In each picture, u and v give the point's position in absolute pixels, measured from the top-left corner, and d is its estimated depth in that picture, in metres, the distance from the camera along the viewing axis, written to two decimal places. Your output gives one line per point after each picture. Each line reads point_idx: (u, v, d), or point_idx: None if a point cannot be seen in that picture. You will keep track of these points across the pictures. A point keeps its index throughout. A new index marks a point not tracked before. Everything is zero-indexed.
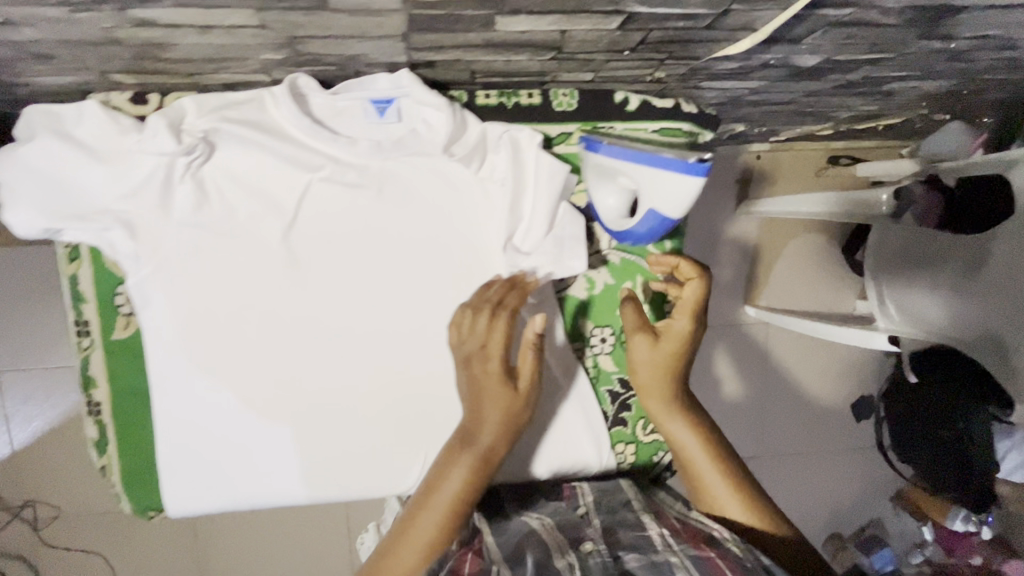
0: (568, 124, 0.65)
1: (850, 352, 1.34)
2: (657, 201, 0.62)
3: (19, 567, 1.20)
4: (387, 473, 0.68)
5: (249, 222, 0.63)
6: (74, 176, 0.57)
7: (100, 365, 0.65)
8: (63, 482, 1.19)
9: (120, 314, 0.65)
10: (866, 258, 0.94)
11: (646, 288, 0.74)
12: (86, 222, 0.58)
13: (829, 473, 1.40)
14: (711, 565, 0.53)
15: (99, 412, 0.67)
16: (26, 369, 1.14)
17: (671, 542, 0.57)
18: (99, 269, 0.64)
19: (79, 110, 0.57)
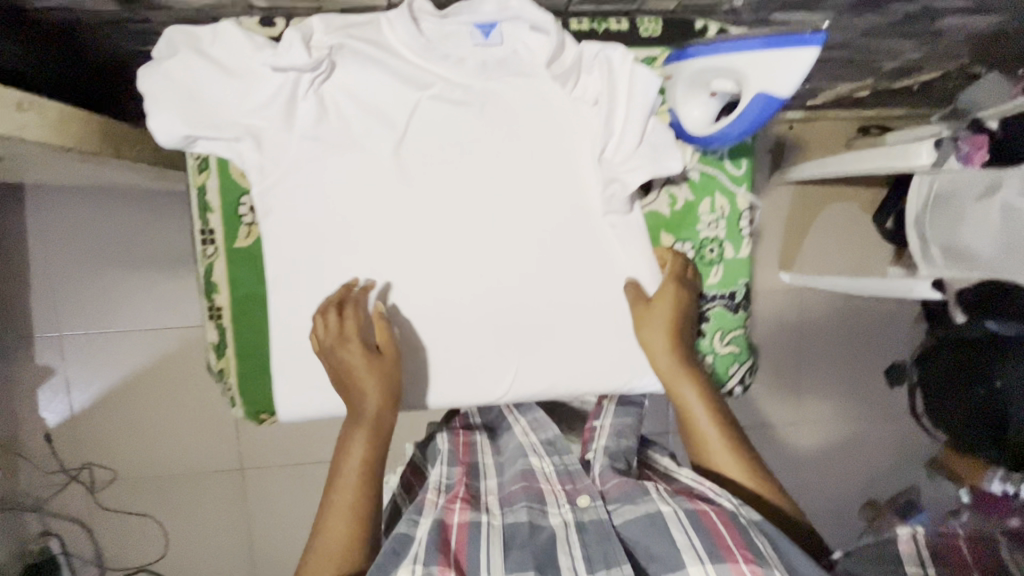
0: (652, 48, 0.71)
1: (880, 316, 1.40)
2: (765, 82, 0.62)
3: (73, 529, 1.22)
4: (480, 374, 0.74)
5: (365, 136, 0.70)
6: (208, 90, 0.65)
7: (222, 271, 0.72)
8: (119, 445, 1.22)
9: (242, 223, 0.71)
10: (913, 206, 0.95)
11: (724, 204, 0.78)
12: (221, 130, 0.66)
13: (862, 439, 1.43)
14: (704, 518, 0.59)
15: (219, 318, 0.73)
16: (88, 333, 1.18)
17: (668, 495, 0.64)
18: (226, 182, 0.70)
19: (214, 31, 0.64)
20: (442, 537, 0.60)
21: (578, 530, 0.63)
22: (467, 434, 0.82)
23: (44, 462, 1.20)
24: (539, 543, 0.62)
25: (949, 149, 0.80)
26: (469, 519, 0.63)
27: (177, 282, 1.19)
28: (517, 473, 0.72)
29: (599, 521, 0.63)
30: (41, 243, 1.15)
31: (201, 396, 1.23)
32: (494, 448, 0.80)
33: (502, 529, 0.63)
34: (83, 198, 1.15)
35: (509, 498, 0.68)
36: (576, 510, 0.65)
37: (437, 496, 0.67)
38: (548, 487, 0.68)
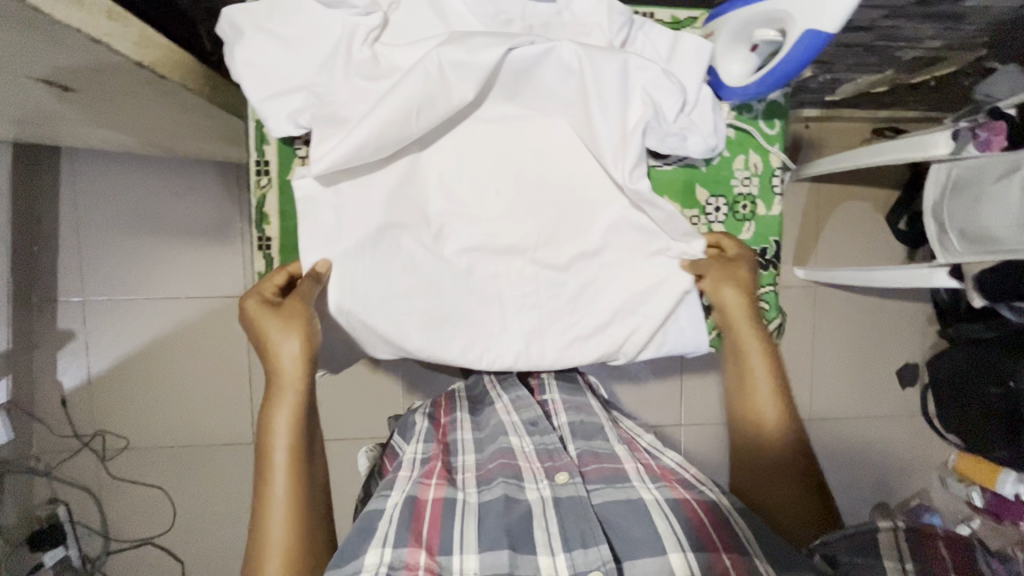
0: (693, 11, 0.78)
1: (894, 316, 1.41)
2: (808, 22, 0.62)
3: (81, 495, 1.21)
4: (522, 345, 0.77)
5: (430, 112, 0.67)
6: (275, 64, 0.65)
7: (275, 203, 0.77)
8: (132, 412, 1.22)
9: (296, 157, 0.75)
10: (929, 192, 0.98)
11: (757, 163, 0.83)
12: (290, 97, 0.66)
13: (874, 441, 1.44)
14: (682, 505, 0.63)
15: (268, 248, 0.78)
16: (112, 299, 1.20)
17: (648, 480, 0.67)
18: None
19: (270, 6, 0.65)
20: (417, 509, 0.61)
21: (555, 505, 0.63)
22: (448, 415, 0.81)
23: (58, 426, 1.20)
24: (512, 518, 0.62)
25: (967, 138, 0.83)
26: (444, 495, 0.63)
27: (204, 252, 1.21)
28: (495, 451, 0.71)
29: (577, 497, 0.64)
30: (74, 206, 1.17)
31: (219, 368, 1.23)
32: (475, 425, 0.79)
33: (477, 505, 0.64)
34: (117, 163, 1.17)
35: (486, 475, 0.68)
36: (554, 486, 0.66)
37: (410, 472, 0.66)
38: (526, 465, 0.69)
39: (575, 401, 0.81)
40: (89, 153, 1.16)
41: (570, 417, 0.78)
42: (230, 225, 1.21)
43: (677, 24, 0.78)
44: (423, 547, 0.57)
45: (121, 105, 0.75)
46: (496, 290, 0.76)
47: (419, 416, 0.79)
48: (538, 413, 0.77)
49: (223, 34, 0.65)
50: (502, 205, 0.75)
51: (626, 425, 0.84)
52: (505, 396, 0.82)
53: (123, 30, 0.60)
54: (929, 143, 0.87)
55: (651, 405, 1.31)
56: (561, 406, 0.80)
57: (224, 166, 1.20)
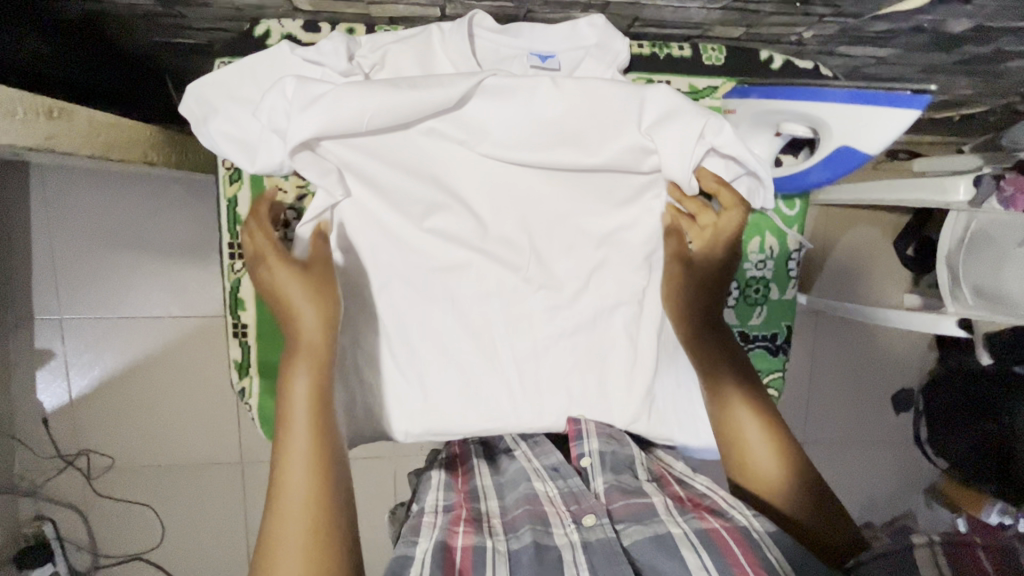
0: (715, 79, 0.72)
1: (894, 343, 1.40)
2: (848, 141, 0.63)
3: (68, 513, 1.20)
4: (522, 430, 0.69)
5: (416, 156, 0.62)
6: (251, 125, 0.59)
7: (250, 286, 0.72)
8: (116, 434, 1.19)
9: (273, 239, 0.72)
10: (945, 237, 0.92)
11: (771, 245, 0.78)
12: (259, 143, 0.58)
13: (867, 463, 1.44)
14: (716, 537, 0.48)
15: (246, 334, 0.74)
16: (90, 319, 1.15)
17: (676, 512, 0.53)
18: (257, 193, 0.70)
19: (241, 72, 0.60)
20: (446, 560, 0.48)
21: (585, 551, 0.49)
22: (465, 464, 0.70)
23: (41, 447, 1.17)
24: (548, 574, 0.47)
25: (992, 189, 0.83)
26: (474, 542, 0.51)
27: (184, 275, 1.15)
28: (519, 497, 0.59)
29: (608, 540, 0.50)
30: (44, 223, 1.11)
31: (205, 388, 1.20)
32: (493, 471, 0.68)
33: (505, 559, 0.49)
34: (88, 179, 1.11)
35: (510, 521, 0.54)
36: (582, 529, 0.52)
37: (434, 518, 0.54)
38: (552, 508, 0.56)
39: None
40: (59, 167, 1.10)
41: (602, 443, 0.62)
42: (212, 246, 1.15)
43: (695, 93, 0.71)
44: None
45: None
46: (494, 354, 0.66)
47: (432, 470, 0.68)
48: (560, 459, 0.65)
49: (189, 110, 0.60)
50: (487, 223, 0.64)
51: (665, 455, 0.69)
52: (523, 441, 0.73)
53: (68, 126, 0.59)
54: (950, 188, 0.86)
55: None
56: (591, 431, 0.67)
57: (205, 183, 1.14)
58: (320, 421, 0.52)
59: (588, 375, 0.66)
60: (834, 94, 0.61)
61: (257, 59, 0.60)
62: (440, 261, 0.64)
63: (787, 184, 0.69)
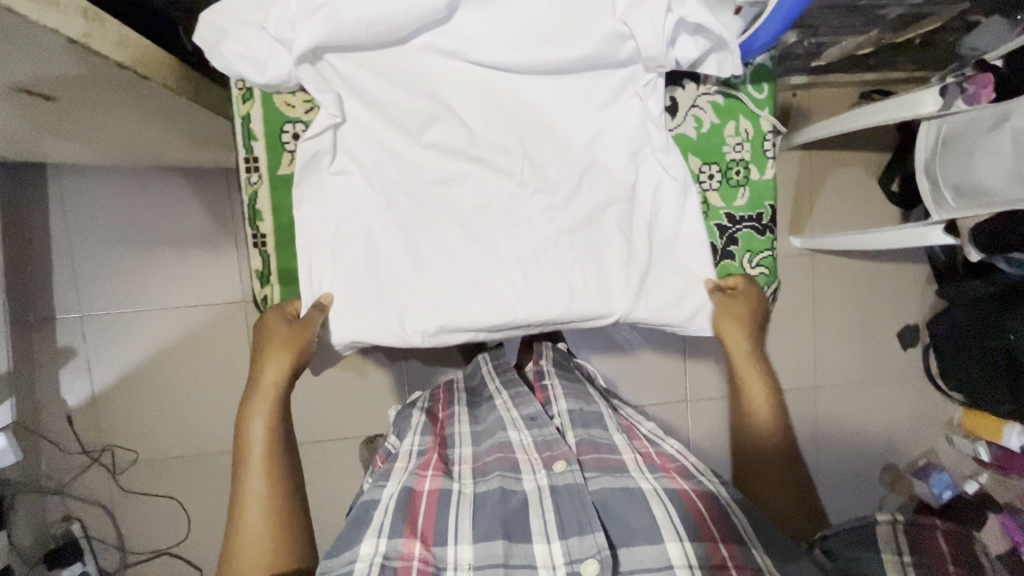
0: None
1: (893, 281, 1.42)
2: None
3: (95, 511, 1.22)
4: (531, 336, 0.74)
5: (412, 71, 0.67)
6: (262, 43, 0.63)
7: (267, 197, 0.75)
8: (137, 425, 1.22)
9: (285, 151, 0.74)
10: (925, 140, 0.96)
11: (750, 129, 0.80)
12: (269, 52, 0.63)
13: (882, 405, 1.44)
14: (683, 497, 0.63)
15: (262, 245, 0.77)
16: (109, 313, 1.19)
17: (646, 471, 0.68)
18: (268, 109, 0.73)
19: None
20: (411, 499, 0.63)
21: (552, 492, 0.64)
22: (447, 410, 0.84)
23: (66, 445, 1.20)
24: (508, 508, 0.63)
25: (955, 92, 0.83)
26: (440, 485, 0.65)
27: (198, 261, 1.20)
28: (494, 444, 0.73)
29: (575, 485, 0.64)
30: (64, 223, 1.16)
31: (221, 373, 1.23)
32: (472, 418, 0.82)
33: (472, 495, 0.65)
34: (103, 177, 1.17)
35: (483, 467, 0.70)
36: (552, 474, 0.66)
37: (407, 463, 0.69)
38: (524, 455, 0.70)
39: (572, 392, 0.83)
40: (74, 169, 1.16)
41: (570, 404, 0.79)
42: (222, 232, 1.20)
43: None
44: (418, 538, 0.60)
45: (101, 114, 0.74)
46: (498, 255, 0.72)
47: (416, 411, 0.83)
48: (538, 409, 0.78)
49: (201, 39, 0.63)
50: (477, 132, 0.70)
51: (625, 412, 0.85)
52: (505, 391, 0.84)
53: (101, 33, 0.58)
54: (919, 101, 0.85)
55: (656, 382, 1.30)
56: (560, 395, 0.81)
57: (211, 172, 1.19)
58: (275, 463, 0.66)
59: (588, 263, 0.73)
60: None
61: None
62: (441, 172, 0.71)
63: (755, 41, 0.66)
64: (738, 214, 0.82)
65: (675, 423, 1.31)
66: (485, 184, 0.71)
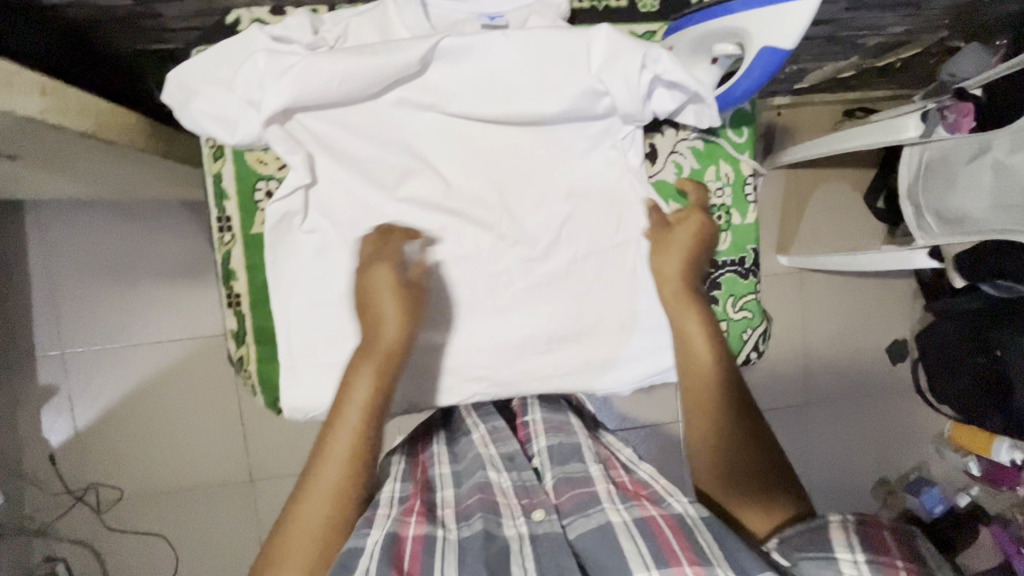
0: (651, 24, 0.74)
1: (880, 296, 1.43)
2: (769, 39, 0.61)
3: (80, 550, 1.19)
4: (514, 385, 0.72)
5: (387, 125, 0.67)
6: (226, 101, 0.63)
7: (240, 258, 0.72)
8: (124, 460, 1.20)
9: (257, 208, 0.72)
10: (905, 169, 0.96)
11: (728, 172, 0.79)
12: (229, 109, 0.63)
13: (873, 419, 1.45)
14: (652, 525, 0.54)
15: (237, 304, 0.74)
16: (90, 349, 1.17)
17: (617, 500, 0.59)
18: (241, 167, 0.71)
19: (214, 57, 0.64)
20: (395, 547, 0.52)
21: (533, 542, 0.55)
22: (426, 452, 0.79)
23: (49, 484, 1.17)
24: (492, 552, 0.54)
25: (937, 118, 0.83)
26: (426, 531, 0.55)
27: (181, 296, 1.18)
28: (475, 486, 0.65)
29: (554, 534, 0.56)
30: (42, 259, 1.14)
31: (207, 406, 1.21)
32: (452, 457, 0.77)
33: (457, 543, 0.55)
34: (81, 212, 1.15)
35: (465, 511, 0.61)
36: (531, 522, 0.58)
37: (388, 509, 0.57)
38: (504, 499, 0.62)
39: (554, 424, 0.76)
40: (51, 204, 1.14)
41: (548, 440, 0.72)
42: (205, 264, 1.18)
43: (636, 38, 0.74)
44: None
45: (68, 161, 0.72)
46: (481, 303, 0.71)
47: (396, 456, 0.78)
48: (516, 448, 0.74)
49: (170, 95, 0.65)
50: (455, 186, 0.70)
51: (606, 441, 0.80)
52: (483, 427, 0.81)
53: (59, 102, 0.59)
54: (901, 126, 0.85)
55: (648, 403, 1.30)
56: (539, 432, 0.75)
57: (190, 205, 1.17)
58: (360, 445, 0.57)
59: (574, 317, 0.73)
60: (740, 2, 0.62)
61: (231, 43, 0.63)
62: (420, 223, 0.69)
63: (727, 101, 0.68)
64: (719, 259, 0.79)
65: (666, 444, 1.31)
66: (461, 235, 0.70)
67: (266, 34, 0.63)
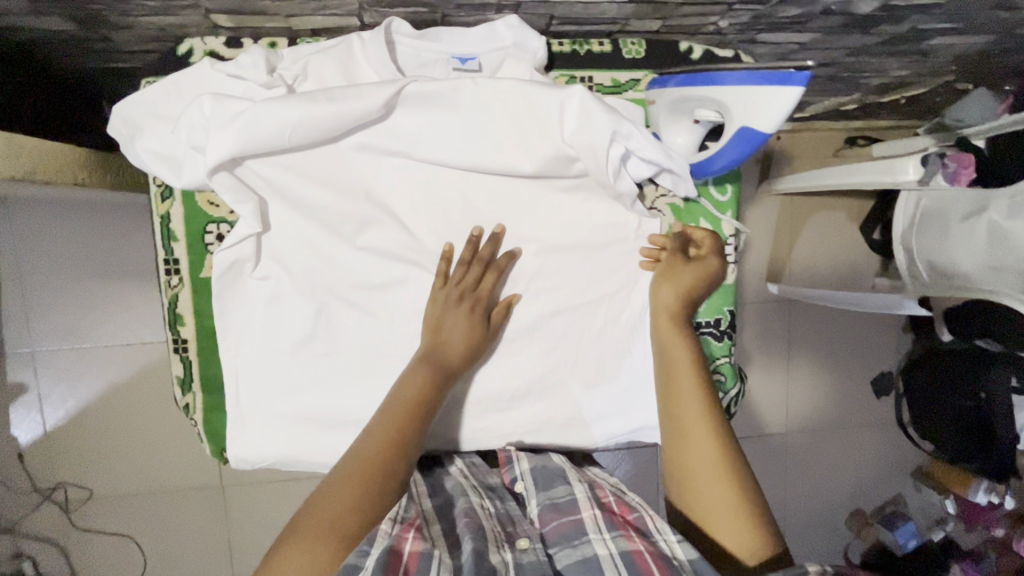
0: (636, 73, 0.73)
1: (869, 328, 1.40)
2: (746, 121, 0.62)
3: (48, 547, 1.19)
4: (462, 426, 0.75)
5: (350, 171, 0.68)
6: (176, 142, 0.64)
7: (188, 302, 0.72)
8: (93, 461, 1.18)
9: (207, 252, 0.71)
10: (901, 216, 0.97)
11: (707, 230, 0.77)
12: (175, 150, 0.65)
13: (853, 449, 1.44)
14: (640, 561, 0.53)
15: (185, 349, 0.74)
16: (60, 349, 1.15)
17: (603, 528, 0.57)
18: (189, 209, 0.70)
19: (165, 90, 0.65)
20: (389, 561, 0.49)
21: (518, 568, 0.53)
22: None
23: (16, 482, 1.16)
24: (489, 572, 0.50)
25: (936, 165, 0.78)
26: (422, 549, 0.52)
27: (152, 300, 1.15)
28: (459, 510, 0.59)
29: (539, 563, 0.54)
30: (11, 256, 1.11)
31: (178, 411, 1.19)
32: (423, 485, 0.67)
33: (453, 566, 0.51)
34: (50, 210, 1.11)
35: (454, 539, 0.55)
36: (515, 550, 0.55)
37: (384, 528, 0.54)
38: (490, 524, 0.58)
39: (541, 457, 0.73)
40: (19, 201, 1.10)
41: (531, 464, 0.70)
42: None
43: (618, 87, 0.73)
44: None
45: None
46: None
47: None
48: (497, 479, 0.69)
49: (117, 129, 0.66)
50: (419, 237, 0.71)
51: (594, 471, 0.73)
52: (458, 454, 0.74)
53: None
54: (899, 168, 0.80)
55: None
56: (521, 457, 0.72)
57: None
58: (408, 430, 0.61)
59: (533, 371, 0.74)
60: (729, 76, 0.62)
61: (183, 78, 0.65)
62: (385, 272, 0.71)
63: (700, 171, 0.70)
64: (692, 321, 0.78)
65: None
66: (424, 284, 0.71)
67: (223, 74, 0.64)
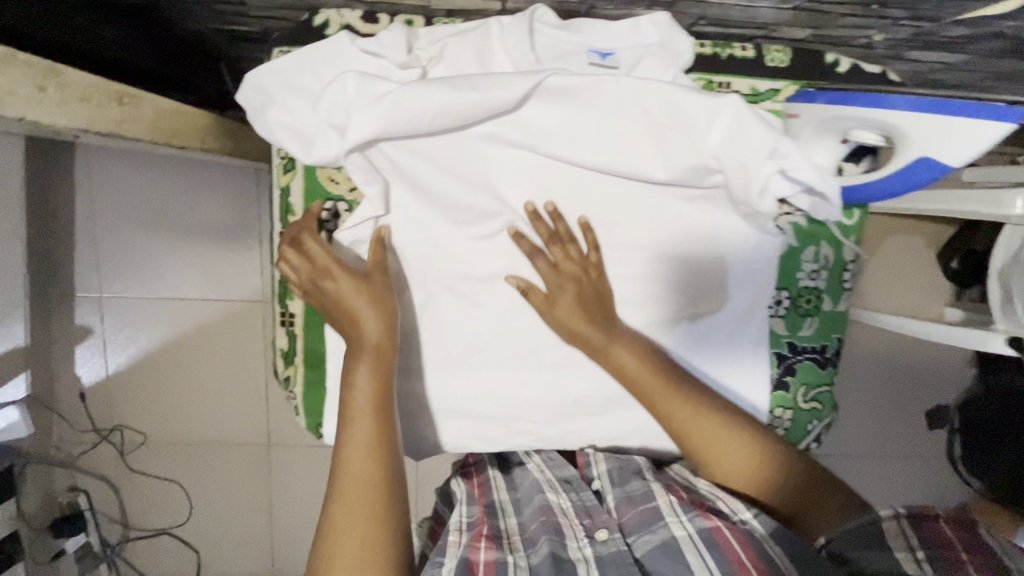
0: (773, 82, 0.80)
1: (932, 360, 1.35)
2: (926, 150, 0.63)
3: (100, 484, 1.24)
4: (534, 407, 0.82)
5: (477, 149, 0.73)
6: (308, 118, 0.70)
7: None
8: (149, 408, 1.22)
9: (322, 227, 0.79)
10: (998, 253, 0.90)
11: (830, 255, 0.84)
12: (309, 127, 0.70)
13: (897, 480, 1.41)
14: (719, 537, 0.60)
15: (290, 323, 0.83)
16: (125, 298, 1.17)
17: (681, 510, 0.64)
18: (308, 184, 0.80)
19: (297, 65, 0.71)
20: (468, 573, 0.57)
21: (598, 564, 0.60)
22: (481, 475, 0.80)
23: (77, 419, 1.21)
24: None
25: None
26: (495, 558, 0.60)
27: (218, 257, 1.17)
28: (538, 510, 0.68)
29: (620, 553, 0.62)
30: (87, 201, 1.14)
31: (232, 368, 1.22)
32: (510, 485, 0.77)
33: (528, 569, 0.59)
34: (129, 161, 1.13)
35: (531, 537, 0.64)
36: (596, 544, 0.63)
37: (458, 538, 0.63)
38: (566, 520, 0.66)
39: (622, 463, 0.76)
40: (101, 149, 1.12)
41: (610, 464, 0.75)
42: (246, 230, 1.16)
43: (757, 95, 0.80)
44: None
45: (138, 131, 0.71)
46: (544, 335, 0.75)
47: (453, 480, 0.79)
48: (574, 473, 0.76)
49: (246, 100, 0.71)
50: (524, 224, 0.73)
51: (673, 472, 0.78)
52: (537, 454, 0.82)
53: None
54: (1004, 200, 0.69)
55: None
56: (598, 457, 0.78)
57: (240, 169, 1.14)
58: (382, 427, 0.67)
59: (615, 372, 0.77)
60: (900, 102, 0.63)
61: (318, 57, 0.71)
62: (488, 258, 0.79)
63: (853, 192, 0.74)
64: (800, 346, 0.86)
65: None
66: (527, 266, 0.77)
67: (360, 50, 0.71)
